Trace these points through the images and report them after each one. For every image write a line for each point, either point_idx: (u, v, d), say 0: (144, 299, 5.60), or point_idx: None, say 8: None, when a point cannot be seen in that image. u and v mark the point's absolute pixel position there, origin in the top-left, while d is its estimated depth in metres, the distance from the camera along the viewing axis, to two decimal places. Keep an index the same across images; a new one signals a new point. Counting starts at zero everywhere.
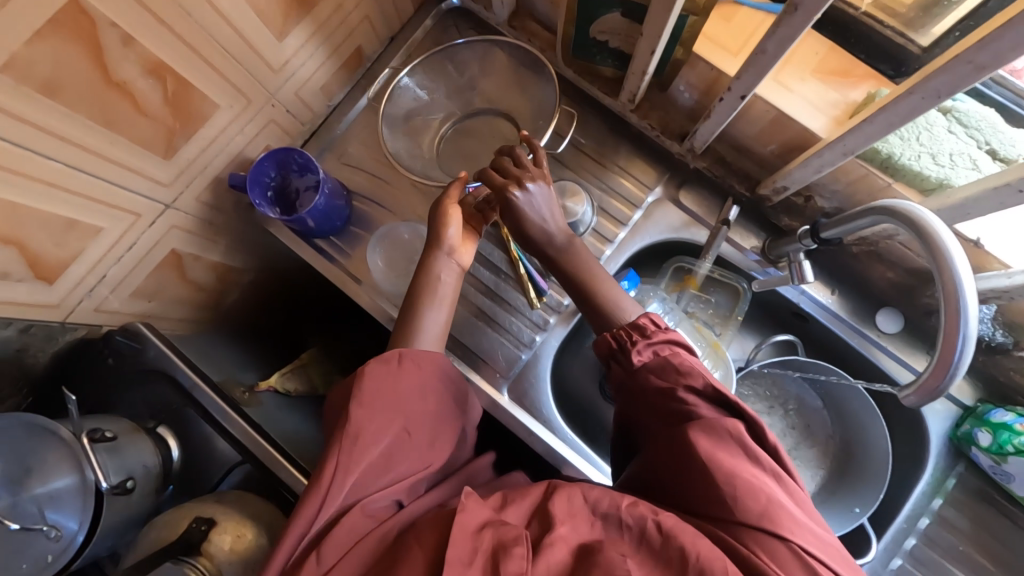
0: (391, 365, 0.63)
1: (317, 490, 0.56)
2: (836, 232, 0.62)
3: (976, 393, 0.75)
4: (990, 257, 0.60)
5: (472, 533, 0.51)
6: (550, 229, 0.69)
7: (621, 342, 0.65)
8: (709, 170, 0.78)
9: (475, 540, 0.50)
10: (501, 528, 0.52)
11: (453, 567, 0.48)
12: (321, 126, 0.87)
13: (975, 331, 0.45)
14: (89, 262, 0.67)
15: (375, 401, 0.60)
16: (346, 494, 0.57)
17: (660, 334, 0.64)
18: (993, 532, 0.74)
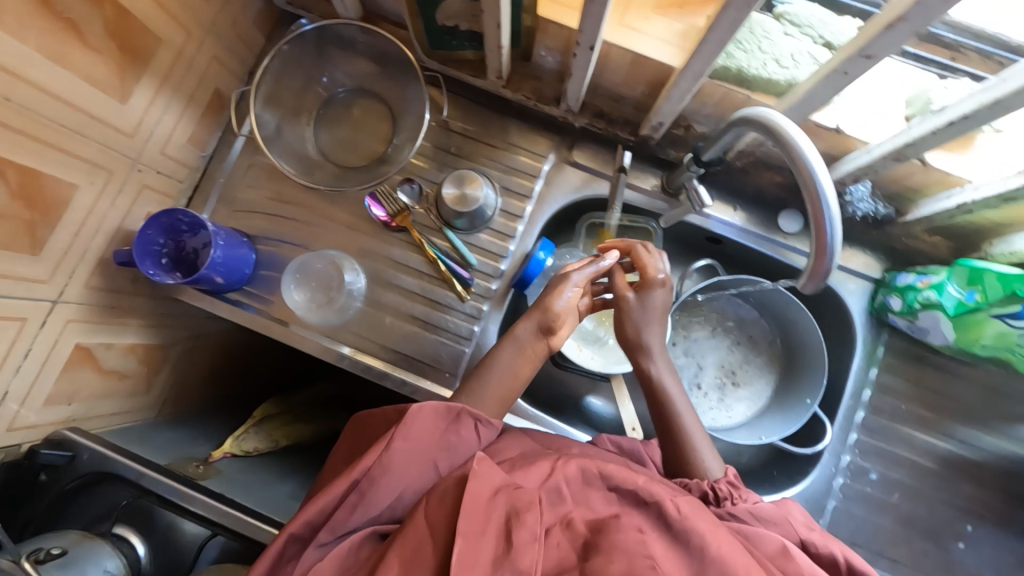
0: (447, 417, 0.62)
1: (378, 448, 0.58)
2: (716, 151, 0.65)
3: (882, 267, 0.80)
4: (852, 140, 0.65)
5: (488, 499, 0.53)
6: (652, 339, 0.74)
7: (717, 494, 0.65)
8: (593, 125, 0.80)
9: (493, 506, 0.53)
10: (515, 494, 0.54)
11: (466, 537, 0.50)
12: (201, 179, 0.84)
13: (836, 209, 0.50)
14: None
15: (425, 428, 0.60)
16: (393, 474, 0.58)
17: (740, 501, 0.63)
18: (926, 385, 0.80)
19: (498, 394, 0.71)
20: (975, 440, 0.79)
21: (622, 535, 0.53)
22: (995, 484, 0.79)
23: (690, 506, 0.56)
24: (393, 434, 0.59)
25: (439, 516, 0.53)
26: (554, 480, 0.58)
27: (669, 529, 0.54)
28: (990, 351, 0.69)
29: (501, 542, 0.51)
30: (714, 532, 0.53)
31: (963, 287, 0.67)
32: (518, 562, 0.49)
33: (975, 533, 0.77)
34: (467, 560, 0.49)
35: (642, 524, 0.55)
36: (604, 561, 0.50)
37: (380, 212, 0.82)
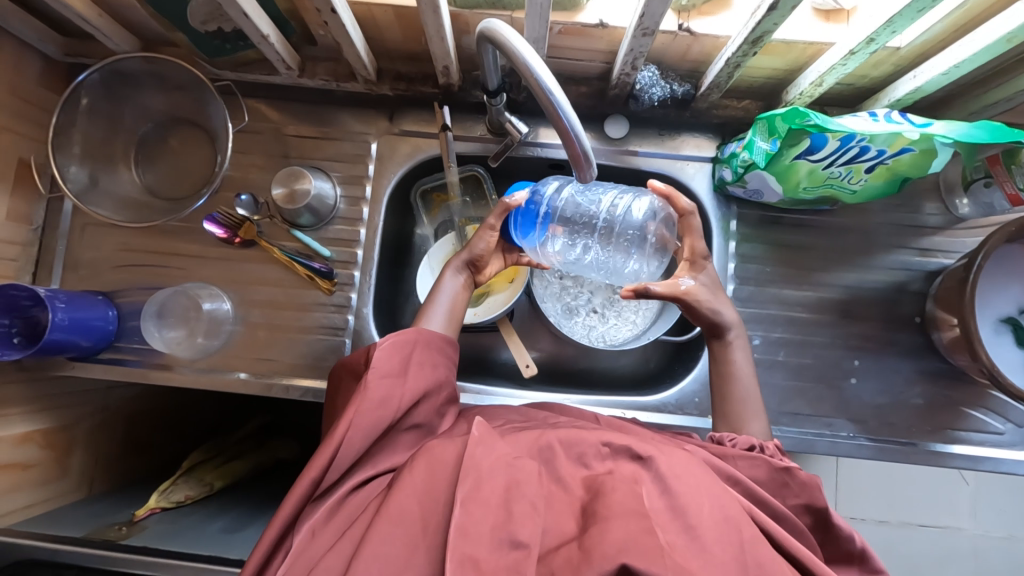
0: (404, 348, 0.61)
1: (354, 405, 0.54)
2: (494, 76, 0.66)
3: (712, 144, 0.81)
4: (616, 29, 0.66)
5: (489, 467, 0.48)
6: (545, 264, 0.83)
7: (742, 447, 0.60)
8: (399, 89, 0.84)
9: (494, 474, 0.48)
10: (515, 463, 0.49)
11: (468, 510, 0.45)
12: (39, 252, 0.83)
13: (562, 92, 0.49)
14: None
15: (388, 374, 0.57)
16: (382, 412, 0.55)
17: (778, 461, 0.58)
18: (785, 241, 0.83)
19: (454, 314, 0.73)
20: (841, 279, 0.82)
21: (617, 491, 0.46)
22: (873, 315, 0.82)
23: (679, 464, 0.50)
24: (368, 376, 0.56)
25: (427, 494, 0.48)
26: (544, 438, 0.54)
27: (660, 481, 0.48)
28: (813, 192, 0.72)
29: (502, 511, 0.46)
30: (694, 492, 0.47)
31: (767, 139, 0.67)
32: (517, 532, 0.44)
33: (864, 366, 0.80)
34: (466, 531, 0.44)
35: (636, 475, 0.48)
36: (601, 529, 0.43)
37: (220, 231, 0.82)
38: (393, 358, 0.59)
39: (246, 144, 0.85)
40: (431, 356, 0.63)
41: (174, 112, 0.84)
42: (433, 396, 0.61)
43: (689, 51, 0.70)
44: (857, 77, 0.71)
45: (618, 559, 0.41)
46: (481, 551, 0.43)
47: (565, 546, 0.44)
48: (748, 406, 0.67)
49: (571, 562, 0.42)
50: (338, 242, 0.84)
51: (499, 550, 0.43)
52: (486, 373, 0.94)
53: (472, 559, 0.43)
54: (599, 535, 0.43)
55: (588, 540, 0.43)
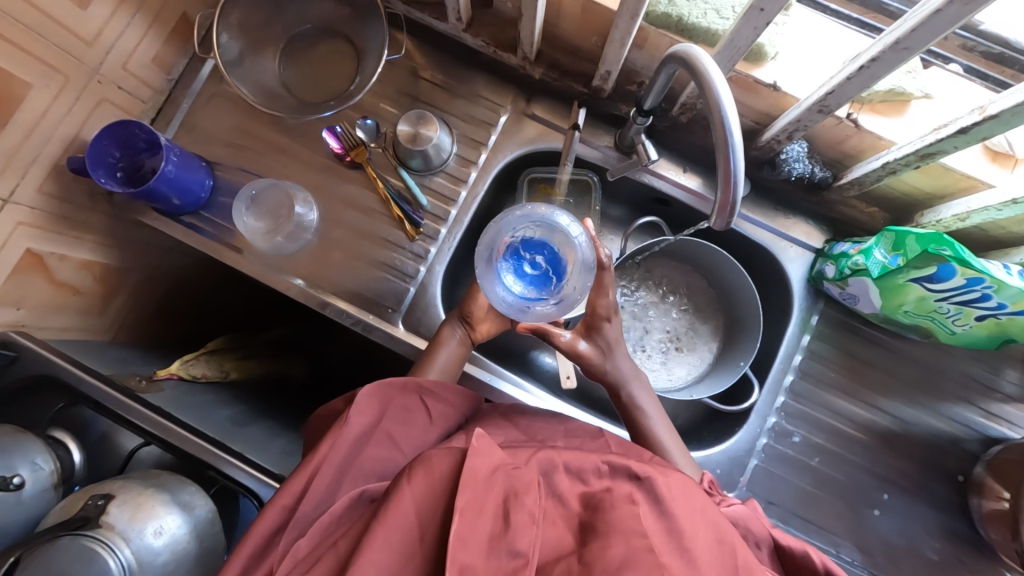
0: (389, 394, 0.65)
1: (329, 439, 0.58)
2: (654, 98, 0.66)
3: (823, 236, 0.81)
4: (788, 97, 0.66)
5: (487, 476, 0.49)
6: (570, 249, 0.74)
7: None
8: (548, 78, 0.84)
9: (491, 483, 0.49)
10: (513, 473, 0.51)
11: (466, 514, 0.46)
12: (166, 103, 0.85)
13: (739, 138, 0.51)
14: None
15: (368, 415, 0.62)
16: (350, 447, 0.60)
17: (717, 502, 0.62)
18: (856, 353, 0.82)
19: (449, 369, 0.77)
20: (897, 411, 0.81)
21: (617, 510, 0.48)
22: (916, 456, 0.80)
23: (677, 486, 0.52)
24: (347, 414, 0.60)
25: (424, 500, 0.49)
26: (542, 455, 0.55)
27: (657, 504, 0.49)
28: (913, 318, 0.71)
29: (500, 521, 0.47)
30: (691, 516, 0.49)
31: (889, 252, 0.67)
32: (515, 542, 0.46)
33: (892, 501, 0.79)
34: (463, 539, 0.45)
35: (634, 495, 0.50)
36: (603, 543, 0.46)
37: (335, 145, 0.84)
38: (377, 401, 0.63)
39: (386, 74, 0.86)
40: (413, 398, 0.66)
41: (332, 20, 0.86)
42: (410, 433, 0.65)
43: (845, 142, 0.69)
44: (995, 226, 0.70)
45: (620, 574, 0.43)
46: (477, 562, 0.44)
47: (563, 559, 0.46)
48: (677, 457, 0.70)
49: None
50: (437, 195, 0.85)
51: (496, 558, 0.45)
52: (520, 368, 0.95)
53: (467, 568, 0.44)
54: (600, 550, 0.45)
55: (589, 554, 0.45)
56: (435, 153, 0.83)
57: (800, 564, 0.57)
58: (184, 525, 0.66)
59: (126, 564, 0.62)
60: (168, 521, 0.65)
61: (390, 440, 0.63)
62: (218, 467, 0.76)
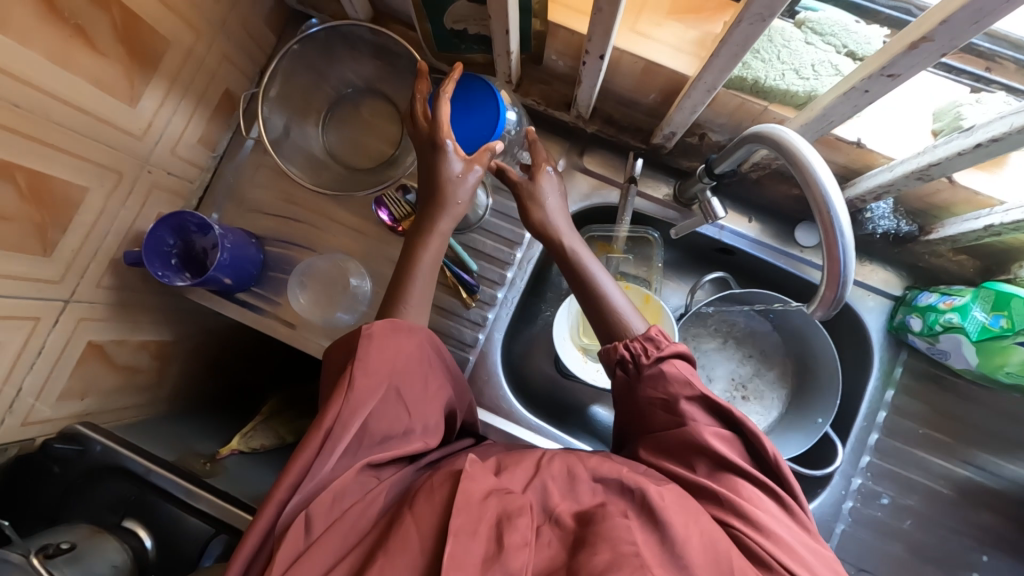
0: (396, 348, 0.58)
1: (340, 394, 0.54)
2: (728, 164, 0.63)
3: (904, 285, 0.76)
4: (874, 154, 0.61)
5: (479, 499, 0.48)
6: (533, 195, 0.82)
7: (633, 354, 0.60)
8: (603, 132, 0.81)
9: (485, 507, 0.48)
10: (507, 497, 0.49)
11: (458, 537, 0.45)
12: (212, 179, 0.84)
13: (851, 236, 0.48)
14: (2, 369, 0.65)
15: (381, 369, 0.56)
16: (366, 411, 0.54)
17: (671, 346, 0.59)
18: (944, 406, 0.77)
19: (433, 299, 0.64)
20: (993, 466, 0.76)
21: (609, 523, 0.47)
22: (1015, 514, 0.75)
23: (672, 497, 0.50)
24: (354, 374, 0.54)
25: (424, 517, 0.48)
26: (542, 472, 0.53)
27: (657, 526, 0.47)
28: (1015, 378, 0.66)
29: (492, 544, 0.46)
30: (681, 519, 0.48)
31: (988, 312, 0.64)
32: (508, 563, 0.44)
33: (992, 564, 0.74)
34: (457, 558, 0.44)
35: (626, 513, 0.49)
36: (592, 555, 0.45)
37: (386, 216, 0.82)
38: (392, 353, 0.57)
39: None
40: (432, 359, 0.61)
41: (375, 83, 0.84)
42: (425, 401, 0.59)
43: (935, 196, 0.64)
44: None
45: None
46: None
47: None
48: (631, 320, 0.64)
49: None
50: (492, 256, 0.82)
51: None
52: (582, 427, 0.91)
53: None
54: (586, 559, 0.44)
55: (576, 564, 0.45)
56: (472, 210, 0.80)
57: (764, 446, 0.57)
58: None
59: None
60: None
61: (403, 405, 0.56)
62: None
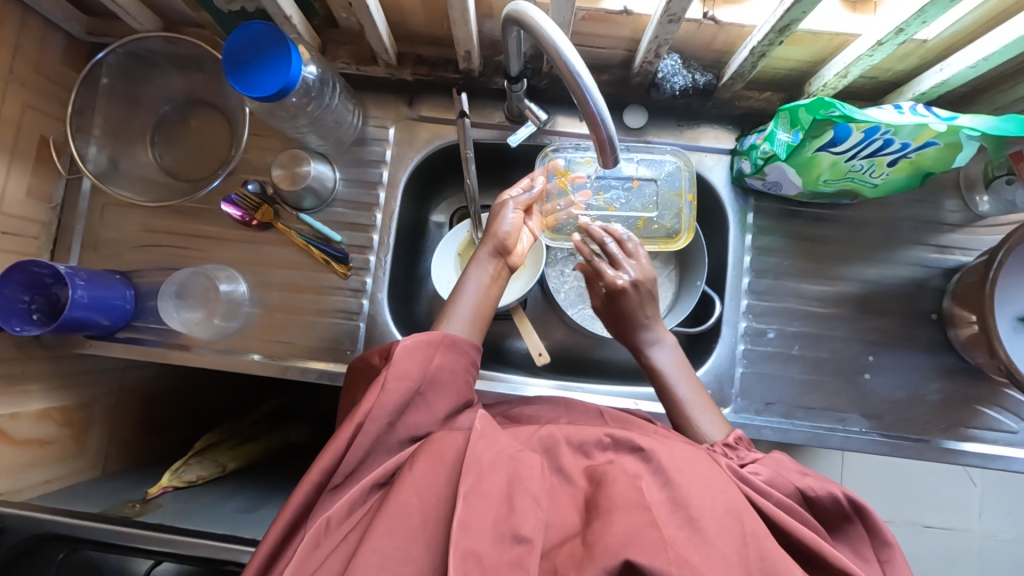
0: (424, 354, 0.59)
1: (374, 389, 0.55)
2: (516, 61, 0.66)
3: (732, 135, 0.81)
4: (641, 16, 0.66)
5: (491, 462, 0.49)
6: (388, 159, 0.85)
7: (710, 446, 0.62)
8: (419, 75, 0.83)
9: (496, 468, 0.49)
10: (517, 457, 0.51)
11: (470, 500, 0.46)
12: (59, 230, 0.83)
13: (589, 76, 0.50)
14: None
15: (409, 369, 0.57)
16: (397, 412, 0.55)
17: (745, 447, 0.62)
18: (802, 235, 0.83)
19: (479, 312, 0.69)
20: (858, 273, 0.82)
21: (617, 483, 0.48)
22: (888, 310, 0.81)
23: (682, 457, 0.52)
24: (385, 376, 0.56)
25: (430, 486, 0.48)
26: (545, 432, 0.57)
27: (662, 475, 0.50)
28: (834, 185, 0.72)
29: (504, 506, 0.47)
30: (696, 486, 0.49)
31: (789, 130, 0.67)
32: (519, 527, 0.45)
33: (879, 361, 0.80)
34: (468, 525, 0.45)
35: (637, 470, 0.51)
36: (605, 522, 0.45)
37: (237, 213, 0.81)
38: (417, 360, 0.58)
39: (263, 126, 0.84)
40: (449, 355, 0.61)
41: (189, 92, 0.84)
42: (446, 400, 0.59)
43: (713, 39, 0.69)
44: (882, 70, 0.71)
45: (622, 553, 0.42)
46: (482, 544, 0.44)
47: (567, 542, 0.46)
48: (690, 412, 0.68)
49: (574, 558, 0.44)
50: (357, 222, 0.84)
51: (501, 544, 0.44)
52: (499, 361, 0.94)
53: (474, 553, 0.43)
54: (602, 528, 0.45)
55: (591, 535, 0.45)
56: (321, 184, 0.81)
57: (828, 509, 0.55)
58: None
59: None
60: None
61: (423, 403, 0.57)
62: (239, 560, 0.75)
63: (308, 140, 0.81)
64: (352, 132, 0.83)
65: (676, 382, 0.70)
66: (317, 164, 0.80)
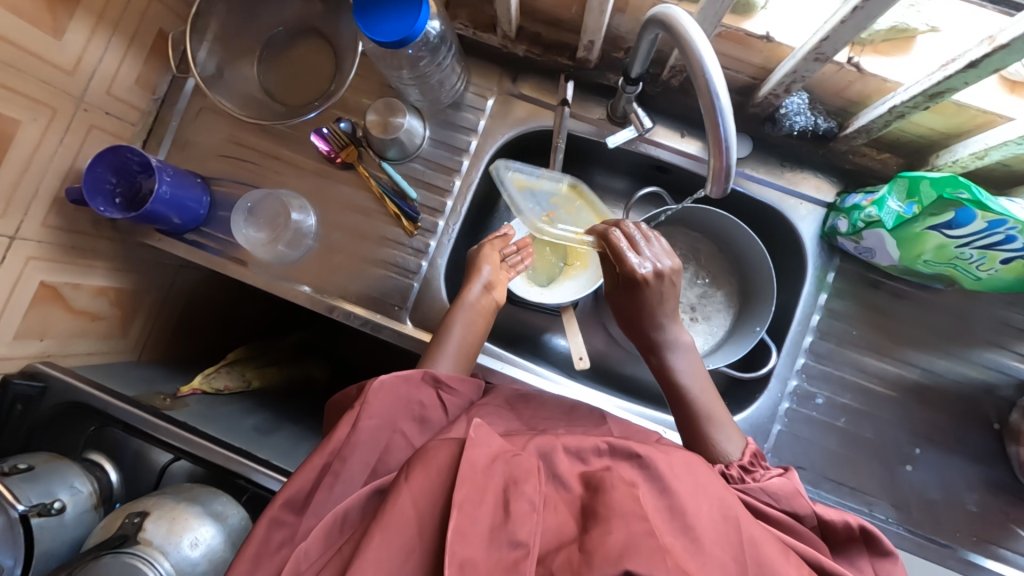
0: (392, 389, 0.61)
1: (346, 424, 0.57)
2: (640, 64, 0.64)
3: (834, 188, 0.78)
4: (782, 47, 0.62)
5: (485, 467, 0.47)
6: (477, 129, 0.84)
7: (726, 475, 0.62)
8: (531, 53, 0.82)
9: (490, 473, 0.47)
10: (513, 460, 0.49)
11: (464, 508, 0.45)
12: (155, 123, 0.86)
13: (727, 100, 0.48)
14: None
15: (382, 402, 0.59)
16: (367, 449, 0.56)
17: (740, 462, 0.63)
18: (878, 308, 0.80)
19: (462, 350, 0.74)
20: (928, 364, 0.79)
21: (616, 492, 0.47)
22: (946, 406, 0.78)
23: (680, 465, 0.52)
24: (358, 413, 0.57)
25: (422, 493, 0.47)
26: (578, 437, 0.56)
27: (658, 482, 0.49)
28: (933, 267, 0.69)
29: (501, 512, 0.46)
30: (693, 492, 0.49)
31: (903, 201, 0.63)
32: (516, 533, 0.45)
33: (924, 455, 0.77)
34: (463, 532, 0.44)
35: (633, 477, 0.50)
36: (604, 530, 0.44)
37: (324, 147, 0.83)
38: (388, 393, 0.60)
39: (368, 68, 0.85)
40: (430, 393, 0.64)
41: (305, 20, 0.85)
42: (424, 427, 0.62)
43: (849, 88, 0.66)
44: (1019, 160, 0.66)
45: (621, 563, 0.42)
46: (478, 554, 0.43)
47: (564, 546, 0.45)
48: (713, 422, 0.69)
49: (571, 564, 0.43)
50: (434, 183, 0.84)
51: (497, 549, 0.44)
52: (534, 353, 0.94)
53: (470, 562, 0.43)
54: (601, 536, 0.44)
55: (589, 542, 0.44)
56: (410, 138, 0.81)
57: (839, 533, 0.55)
58: (218, 534, 0.68)
59: None
60: (204, 532, 0.67)
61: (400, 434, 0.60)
62: (249, 477, 0.78)
63: (408, 93, 0.81)
64: (452, 94, 0.83)
65: (693, 395, 0.71)
66: (411, 119, 0.80)
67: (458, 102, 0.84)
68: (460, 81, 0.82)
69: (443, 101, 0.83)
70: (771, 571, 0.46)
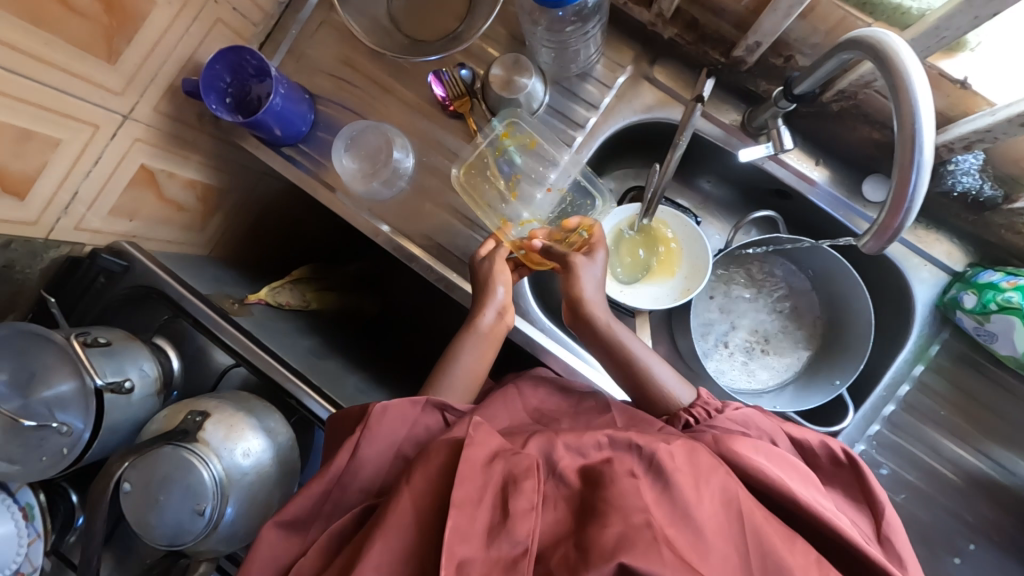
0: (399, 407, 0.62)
1: (347, 449, 0.60)
2: (812, 82, 0.60)
3: (965, 257, 0.73)
4: (978, 98, 0.57)
5: (485, 468, 0.49)
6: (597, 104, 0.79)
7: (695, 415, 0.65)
8: (681, 38, 0.75)
9: (490, 473, 0.49)
10: (513, 457, 0.51)
11: (463, 509, 0.47)
12: (275, 27, 0.85)
13: (929, 155, 0.43)
14: (59, 174, 0.66)
15: (385, 422, 0.61)
16: (369, 464, 0.60)
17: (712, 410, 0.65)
18: (972, 393, 0.75)
19: (472, 373, 0.74)
20: (1011, 464, 0.74)
21: (618, 486, 0.50)
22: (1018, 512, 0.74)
23: (680, 455, 0.53)
24: (359, 436, 0.60)
25: (422, 496, 0.50)
26: None
27: (660, 476, 0.51)
28: None
29: (498, 513, 0.48)
30: (692, 484, 0.51)
31: None
32: (515, 532, 0.47)
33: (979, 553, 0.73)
34: (461, 533, 0.46)
35: (633, 468, 0.52)
36: (599, 525, 0.47)
37: (439, 92, 0.79)
38: (394, 413, 0.62)
39: (502, 17, 0.80)
40: (435, 417, 0.65)
41: None
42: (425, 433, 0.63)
43: None
44: None
45: (615, 557, 0.45)
46: (474, 555, 0.46)
47: (561, 546, 0.48)
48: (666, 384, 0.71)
49: (567, 562, 0.46)
50: (540, 155, 0.80)
51: (496, 550, 0.46)
52: None
53: (464, 562, 0.45)
54: (597, 531, 0.47)
55: (585, 539, 0.47)
56: (529, 101, 0.77)
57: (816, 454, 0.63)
58: (267, 449, 0.70)
59: (218, 477, 0.66)
60: (255, 445, 0.69)
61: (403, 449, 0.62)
62: (301, 400, 0.80)
63: (539, 53, 0.76)
64: (581, 65, 0.78)
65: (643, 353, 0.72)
66: (535, 81, 0.76)
67: (584, 74, 0.79)
68: (594, 52, 0.76)
69: (571, 69, 0.78)
70: (776, 559, 0.48)
